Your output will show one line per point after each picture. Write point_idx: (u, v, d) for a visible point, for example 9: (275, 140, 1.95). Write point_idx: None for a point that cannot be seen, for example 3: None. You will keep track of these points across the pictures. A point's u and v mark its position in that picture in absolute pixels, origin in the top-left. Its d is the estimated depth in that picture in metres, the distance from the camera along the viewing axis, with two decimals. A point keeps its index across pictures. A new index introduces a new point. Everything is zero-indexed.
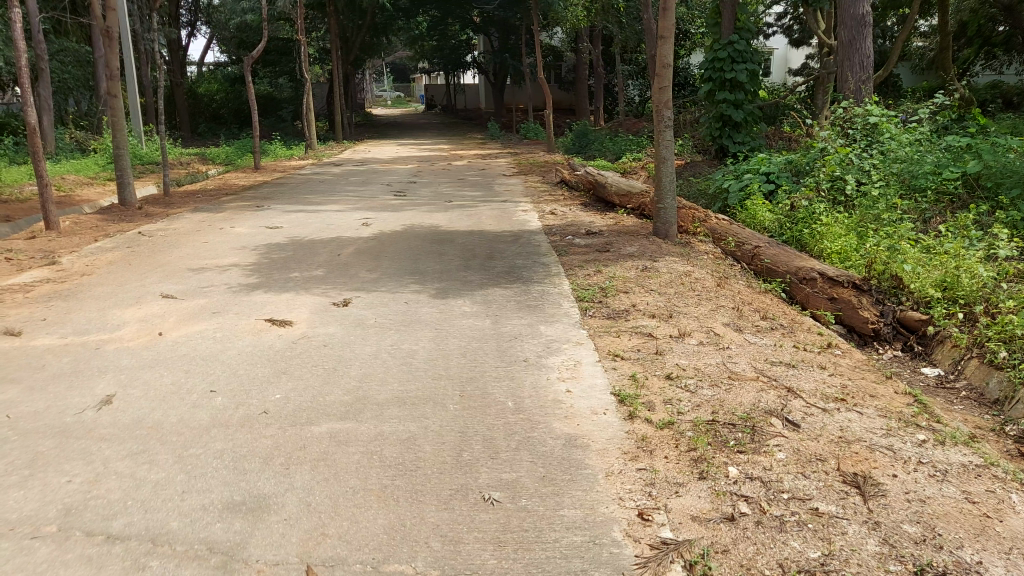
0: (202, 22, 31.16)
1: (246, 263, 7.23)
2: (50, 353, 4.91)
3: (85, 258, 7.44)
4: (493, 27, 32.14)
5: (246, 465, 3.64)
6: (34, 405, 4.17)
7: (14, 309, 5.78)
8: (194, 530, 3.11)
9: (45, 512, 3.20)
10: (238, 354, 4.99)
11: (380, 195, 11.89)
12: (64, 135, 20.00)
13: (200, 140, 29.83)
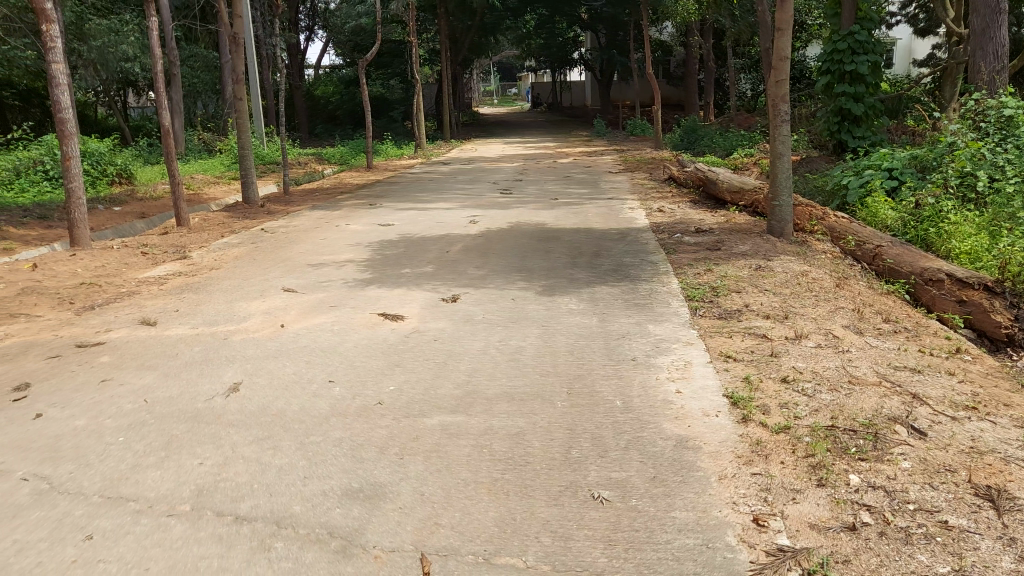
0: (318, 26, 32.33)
1: (361, 259, 7.47)
2: (182, 342, 5.21)
3: (213, 253, 7.86)
4: (601, 24, 31.99)
5: (363, 454, 3.76)
6: (169, 390, 4.44)
7: (150, 300, 6.16)
8: (316, 515, 3.24)
9: (180, 492, 3.40)
10: (354, 347, 5.16)
11: (488, 193, 12.05)
12: (193, 137, 21.17)
13: (315, 140, 31.00)
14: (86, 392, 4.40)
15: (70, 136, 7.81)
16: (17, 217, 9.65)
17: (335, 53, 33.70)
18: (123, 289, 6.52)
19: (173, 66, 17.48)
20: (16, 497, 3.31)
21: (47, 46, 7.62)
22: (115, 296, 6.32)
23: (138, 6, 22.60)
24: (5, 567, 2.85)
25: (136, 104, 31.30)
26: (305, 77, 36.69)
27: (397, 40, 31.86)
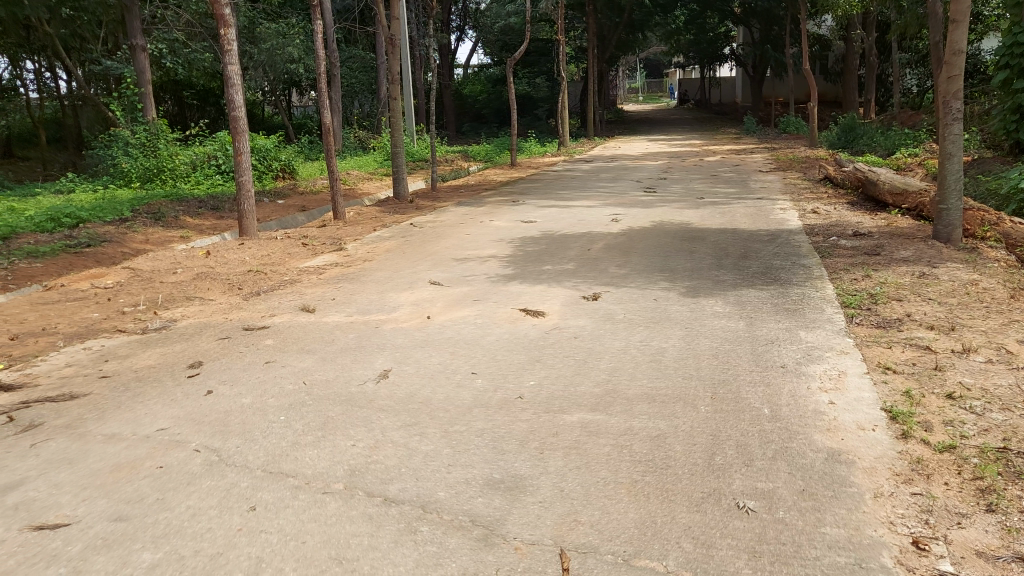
0: (468, 26, 33.14)
1: (504, 255, 7.59)
2: (337, 329, 5.49)
3: (366, 245, 8.22)
4: (754, 19, 30.95)
5: (505, 446, 3.82)
6: (325, 374, 4.69)
7: (309, 288, 6.52)
8: (460, 502, 3.33)
9: (335, 471, 3.58)
10: (497, 341, 5.26)
11: (631, 191, 11.93)
12: (349, 134, 22.21)
13: (462, 138, 31.78)
14: (252, 372, 4.72)
15: (241, 133, 8.38)
16: (194, 208, 10.45)
17: (483, 52, 34.42)
18: (285, 277, 6.94)
19: (333, 66, 18.36)
20: (190, 466, 3.60)
21: (224, 50, 8.20)
22: (278, 284, 6.73)
23: (303, 10, 23.93)
24: (180, 529, 3.09)
25: (298, 102, 33.21)
26: (455, 76, 37.75)
27: (545, 38, 32.20)
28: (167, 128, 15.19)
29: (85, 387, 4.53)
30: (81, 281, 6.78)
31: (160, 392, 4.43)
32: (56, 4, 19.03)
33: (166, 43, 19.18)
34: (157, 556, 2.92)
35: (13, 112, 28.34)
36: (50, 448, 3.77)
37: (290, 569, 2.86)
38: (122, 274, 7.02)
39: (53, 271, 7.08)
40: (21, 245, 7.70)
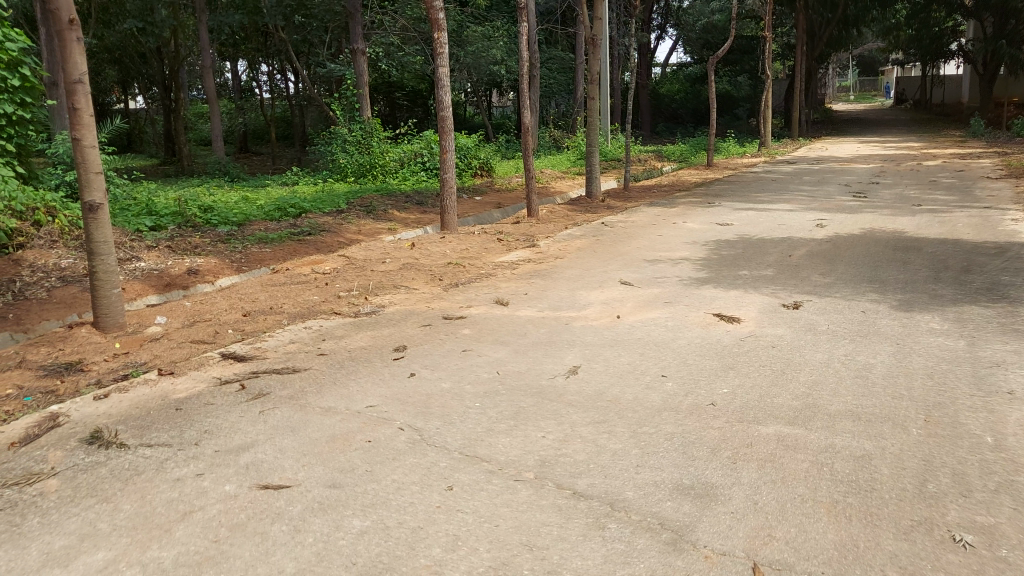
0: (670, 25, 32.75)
1: (698, 258, 7.45)
2: (530, 323, 5.62)
3: (558, 243, 8.37)
4: (987, 12, 28.23)
5: (695, 452, 3.76)
6: (519, 365, 4.83)
7: (504, 283, 6.74)
8: (648, 504, 3.32)
9: (526, 460, 3.69)
10: (689, 344, 5.18)
11: (837, 196, 11.29)
12: (544, 134, 22.63)
13: (657, 138, 31.44)
14: (451, 359, 4.96)
15: (448, 133, 8.79)
16: (400, 203, 11.07)
17: (684, 51, 33.91)
18: (482, 271, 7.21)
19: (534, 67, 18.73)
20: (395, 442, 3.85)
21: (436, 53, 8.64)
22: (477, 277, 7.00)
23: (508, 12, 24.61)
24: (386, 500, 3.32)
25: (497, 102, 34.30)
26: (653, 75, 37.48)
27: (750, 36, 31.18)
28: (379, 126, 16.21)
29: (305, 363, 4.95)
30: (303, 266, 7.40)
31: (369, 372, 4.77)
32: (290, 13, 21.45)
33: (382, 46, 20.45)
34: (366, 524, 3.14)
35: (249, 110, 31.42)
36: (276, 416, 4.16)
37: (484, 550, 2.98)
38: (338, 261, 7.59)
39: (279, 256, 7.78)
40: (253, 231, 8.52)
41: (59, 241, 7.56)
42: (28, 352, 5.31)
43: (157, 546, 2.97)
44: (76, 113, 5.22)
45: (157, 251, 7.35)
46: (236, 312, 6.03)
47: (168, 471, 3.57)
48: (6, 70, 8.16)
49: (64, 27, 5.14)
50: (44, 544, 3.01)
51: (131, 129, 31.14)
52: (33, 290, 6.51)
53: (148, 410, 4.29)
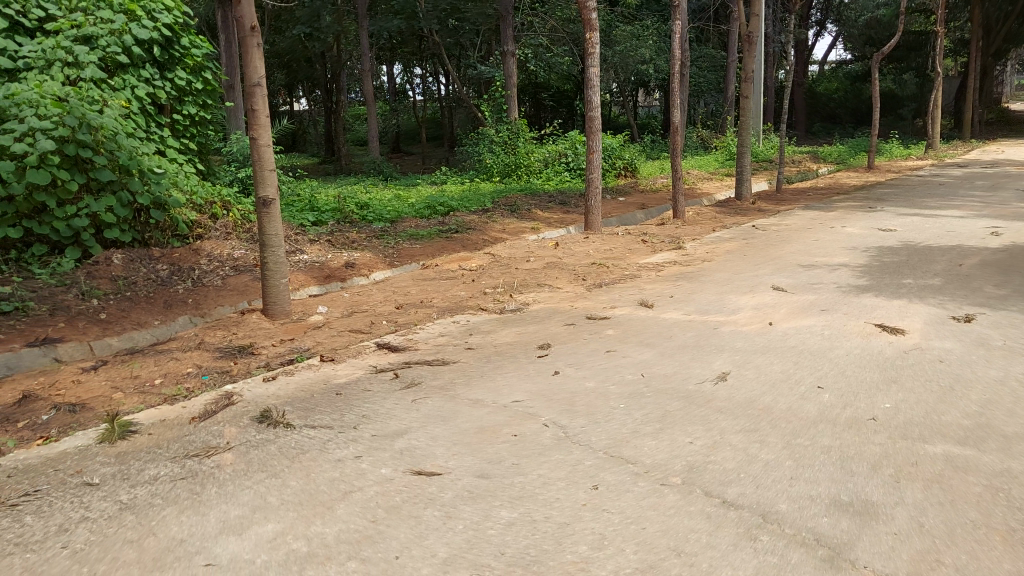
0: (831, 21, 31.37)
1: (856, 264, 7.10)
2: (677, 326, 5.54)
3: (706, 246, 8.19)
4: None
5: (854, 467, 3.59)
6: (666, 368, 4.77)
7: (650, 284, 6.68)
8: (803, 517, 3.20)
9: (674, 464, 3.64)
10: (846, 354, 4.94)
11: (1017, 202, 10.42)
12: (692, 134, 22.25)
13: (812, 139, 30.20)
14: (596, 358, 4.96)
15: (595, 133, 8.79)
16: (545, 202, 11.19)
17: (846, 47, 32.39)
18: (627, 272, 7.17)
19: (685, 67, 18.40)
20: (541, 437, 3.89)
21: (588, 53, 8.67)
22: (621, 277, 6.97)
23: (659, 11, 24.31)
24: (533, 495, 3.36)
25: (645, 102, 33.98)
26: (811, 74, 36.03)
27: (918, 32, 29.35)
28: (526, 126, 16.47)
29: (455, 355, 5.10)
30: (452, 263, 7.62)
31: (516, 367, 4.85)
32: (445, 16, 22.15)
33: (531, 48, 20.79)
34: (514, 516, 3.19)
35: (403, 111, 32.71)
36: (428, 405, 4.31)
37: (631, 551, 2.95)
38: (485, 259, 7.75)
39: (429, 252, 8.04)
40: (405, 227, 8.86)
41: (233, 233, 8.16)
42: (206, 334, 5.75)
43: (320, 521, 3.15)
44: (253, 113, 5.59)
45: (318, 244, 7.78)
46: (390, 305, 6.28)
47: (330, 451, 3.78)
48: (192, 74, 8.89)
49: (246, 34, 5.51)
50: (222, 512, 3.25)
51: (296, 130, 33.17)
52: (210, 277, 7.05)
53: (311, 393, 4.55)
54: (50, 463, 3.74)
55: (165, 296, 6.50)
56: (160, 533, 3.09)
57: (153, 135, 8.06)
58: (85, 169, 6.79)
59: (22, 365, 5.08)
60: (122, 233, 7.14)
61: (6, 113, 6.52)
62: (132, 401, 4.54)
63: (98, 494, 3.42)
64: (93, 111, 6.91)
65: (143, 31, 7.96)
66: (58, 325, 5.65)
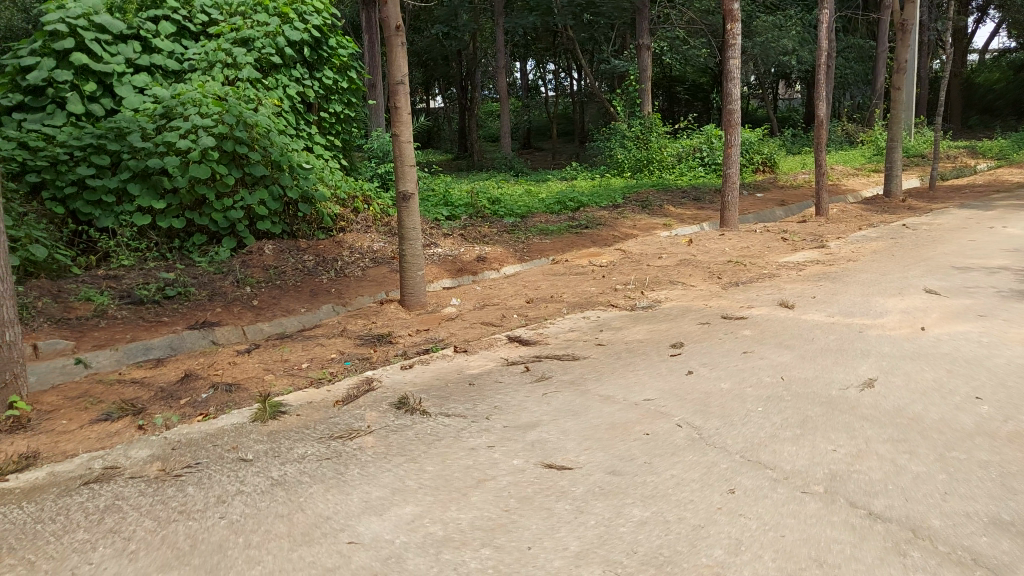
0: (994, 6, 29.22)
1: (1020, 268, 6.58)
2: (818, 328, 5.32)
3: (850, 245, 7.82)
4: None
5: (1016, 485, 3.33)
6: (806, 371, 4.59)
7: (789, 283, 6.45)
8: (958, 535, 2.99)
9: (815, 472, 3.49)
10: (1008, 364, 4.59)
11: None
12: (835, 129, 21.29)
13: (968, 134, 28.25)
14: (732, 359, 4.84)
15: (734, 127, 8.56)
16: (678, 198, 11.01)
17: (1010, 34, 30.08)
18: (765, 271, 6.94)
19: (831, 57, 17.58)
20: (675, 437, 3.83)
21: (728, 44, 8.45)
22: (758, 276, 6.76)
23: None
24: (667, 495, 3.31)
25: (786, 95, 32.76)
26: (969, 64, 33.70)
27: None
28: (659, 121, 16.25)
29: (586, 351, 5.10)
30: (582, 258, 7.61)
31: (648, 364, 4.80)
32: (580, 12, 22.15)
33: (667, 41, 20.58)
34: (646, 515, 3.16)
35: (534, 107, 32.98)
36: (559, 399, 4.33)
37: (769, 559, 2.85)
38: (615, 254, 7.72)
39: (559, 247, 8.08)
40: (536, 222, 8.93)
41: (373, 226, 8.49)
42: (348, 322, 6.02)
43: (456, 507, 3.23)
44: (396, 111, 5.79)
45: (451, 238, 7.98)
46: (521, 299, 6.35)
47: (463, 440, 3.87)
48: (338, 74, 9.32)
49: (391, 33, 5.70)
50: (364, 493, 3.39)
51: (432, 128, 34.14)
52: (351, 268, 7.36)
53: (446, 382, 4.67)
54: (209, 437, 4.02)
55: (310, 285, 6.84)
56: (307, 509, 3.26)
57: (302, 132, 8.51)
58: (241, 165, 7.25)
59: (183, 346, 5.50)
60: (273, 225, 7.57)
61: (173, 113, 7.10)
62: (281, 383, 4.82)
63: (252, 470, 3.64)
64: (250, 110, 7.37)
65: (295, 33, 8.41)
66: (216, 310, 6.06)
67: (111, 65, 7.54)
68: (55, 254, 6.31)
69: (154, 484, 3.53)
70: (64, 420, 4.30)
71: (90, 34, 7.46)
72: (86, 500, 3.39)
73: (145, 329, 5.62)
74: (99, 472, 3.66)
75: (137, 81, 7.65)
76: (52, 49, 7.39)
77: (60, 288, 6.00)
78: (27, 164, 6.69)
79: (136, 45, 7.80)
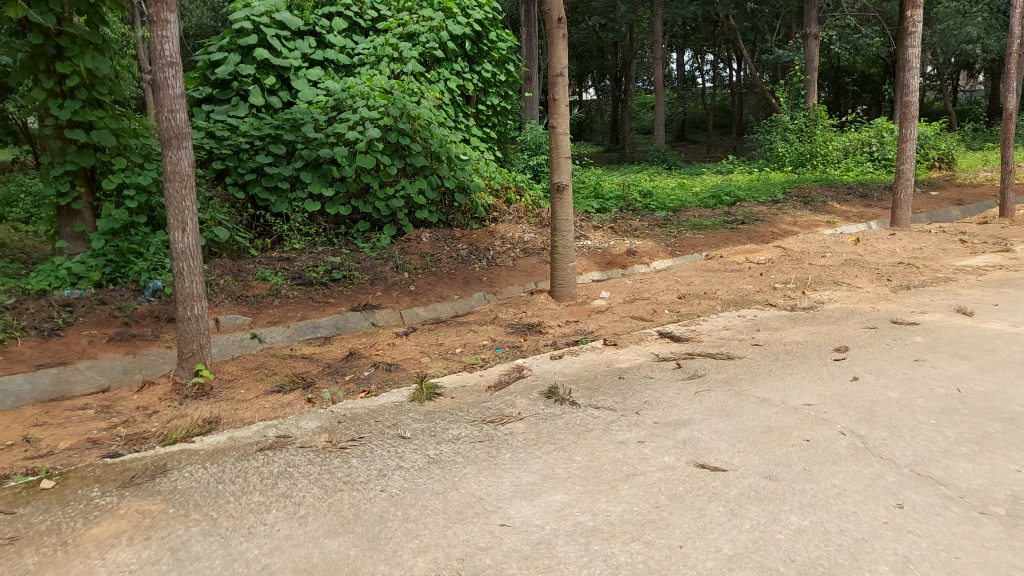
0: None
1: None
2: (1000, 338, 4.92)
3: None
4: None
5: None
6: (985, 385, 4.25)
7: (968, 289, 5.99)
8: None
9: (994, 492, 3.21)
10: None
11: None
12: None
13: None
14: (900, 366, 4.56)
15: (910, 120, 8.06)
16: (843, 195, 10.48)
17: None
18: (940, 274, 6.49)
19: None
20: (836, 446, 3.66)
21: (909, 31, 7.94)
22: (932, 280, 6.33)
23: None
24: (826, 504, 3.16)
25: (968, 87, 30.41)
26: None
27: None
28: (825, 113, 15.52)
29: (741, 350, 4.97)
30: (738, 255, 7.41)
31: (808, 368, 4.61)
32: None
33: (837, 29, 19.57)
34: (804, 522, 3.02)
35: (689, 100, 32.32)
36: (712, 398, 4.24)
37: None
38: (774, 252, 7.45)
39: (713, 242, 7.89)
40: (689, 217, 8.76)
41: (525, 217, 8.62)
42: (500, 311, 6.14)
43: (605, 499, 3.23)
44: (555, 103, 5.84)
45: (602, 231, 7.98)
46: (673, 294, 6.25)
47: (613, 433, 3.86)
48: (496, 67, 9.51)
49: (554, 25, 5.75)
50: (516, 477, 3.46)
51: (584, 120, 34.18)
52: (503, 257, 7.50)
53: (596, 374, 4.68)
54: (372, 413, 4.23)
55: (464, 273, 7.02)
56: (461, 489, 3.36)
57: (460, 124, 8.75)
58: (404, 156, 7.56)
59: (347, 327, 5.80)
60: (431, 214, 7.83)
61: (343, 105, 7.48)
62: (436, 366, 4.99)
63: (410, 447, 3.80)
64: (413, 102, 7.65)
65: (458, 27, 8.66)
66: (376, 293, 6.35)
67: (288, 60, 8.04)
68: (236, 237, 6.83)
69: (322, 455, 3.75)
70: (243, 390, 4.65)
71: (272, 31, 7.98)
72: (262, 465, 3.65)
73: (313, 309, 5.97)
74: (273, 439, 3.94)
75: (311, 74, 8.12)
76: (238, 46, 7.98)
77: (239, 267, 6.47)
78: (213, 151, 7.24)
79: (311, 40, 8.30)
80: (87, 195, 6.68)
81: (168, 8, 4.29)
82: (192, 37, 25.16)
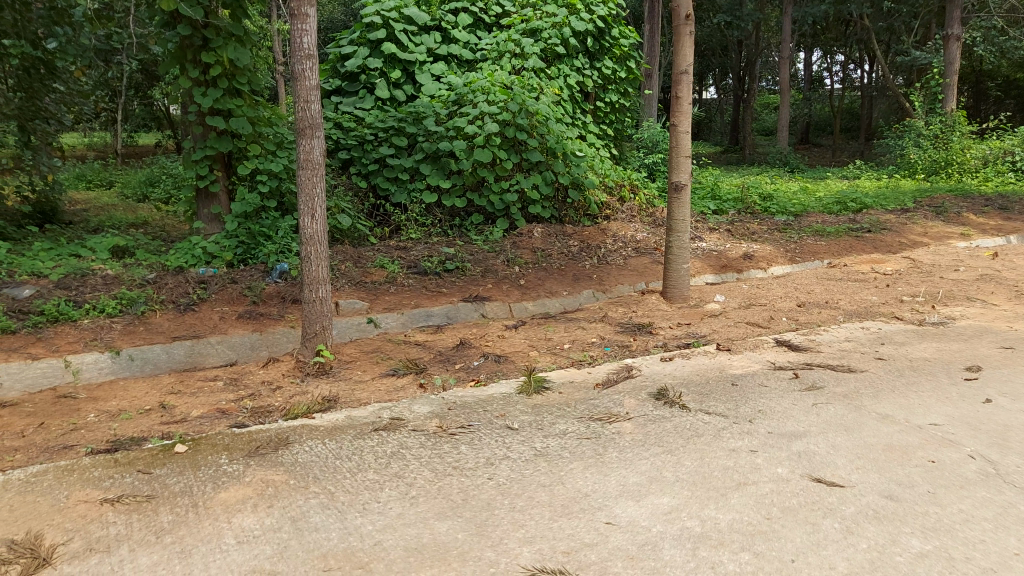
0: None
1: None
2: None
3: None
4: None
5: None
6: None
7: None
8: None
9: None
10: None
11: None
12: None
13: None
14: None
15: None
16: (981, 206, 9.89)
17: None
18: None
19: None
20: (964, 469, 3.48)
21: None
22: None
23: None
24: (951, 529, 3.01)
25: None
26: None
27: None
28: (963, 119, 14.71)
29: (862, 363, 4.78)
30: (863, 264, 7.12)
31: (935, 387, 4.39)
32: None
33: (981, 30, 18.50)
34: (926, 547, 2.88)
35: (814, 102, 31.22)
36: (830, 411, 4.11)
37: None
38: (902, 263, 7.12)
39: (836, 250, 7.61)
40: (810, 222, 8.47)
41: (637, 216, 8.57)
42: (609, 309, 6.13)
43: (714, 506, 3.19)
44: (678, 100, 5.77)
45: (717, 233, 7.84)
46: (791, 301, 6.08)
47: (724, 440, 3.80)
48: (617, 64, 9.47)
49: (681, 22, 5.66)
50: (622, 476, 3.45)
51: (702, 120, 33.56)
52: (614, 256, 7.47)
53: (708, 378, 4.61)
54: (482, 402, 4.32)
55: (574, 269, 7.03)
56: (567, 483, 3.39)
57: (578, 120, 8.78)
58: (520, 151, 7.65)
59: (458, 317, 5.92)
60: (543, 209, 7.89)
61: (464, 99, 7.65)
62: (545, 360, 5.03)
63: (519, 438, 3.86)
64: (532, 98, 7.73)
65: (580, 23, 8.65)
66: (488, 286, 6.45)
67: (415, 54, 8.27)
68: (357, 224, 7.09)
69: (433, 439, 3.85)
70: (360, 371, 4.84)
71: (400, 26, 8.23)
72: (377, 444, 3.79)
73: (427, 297, 6.12)
74: (388, 421, 4.07)
75: (436, 69, 8.32)
76: (367, 39, 8.27)
77: (359, 254, 6.71)
78: (339, 142, 7.54)
79: (437, 35, 8.51)
80: (223, 179, 7.07)
81: (309, 2, 4.47)
82: (325, 31, 26.16)
